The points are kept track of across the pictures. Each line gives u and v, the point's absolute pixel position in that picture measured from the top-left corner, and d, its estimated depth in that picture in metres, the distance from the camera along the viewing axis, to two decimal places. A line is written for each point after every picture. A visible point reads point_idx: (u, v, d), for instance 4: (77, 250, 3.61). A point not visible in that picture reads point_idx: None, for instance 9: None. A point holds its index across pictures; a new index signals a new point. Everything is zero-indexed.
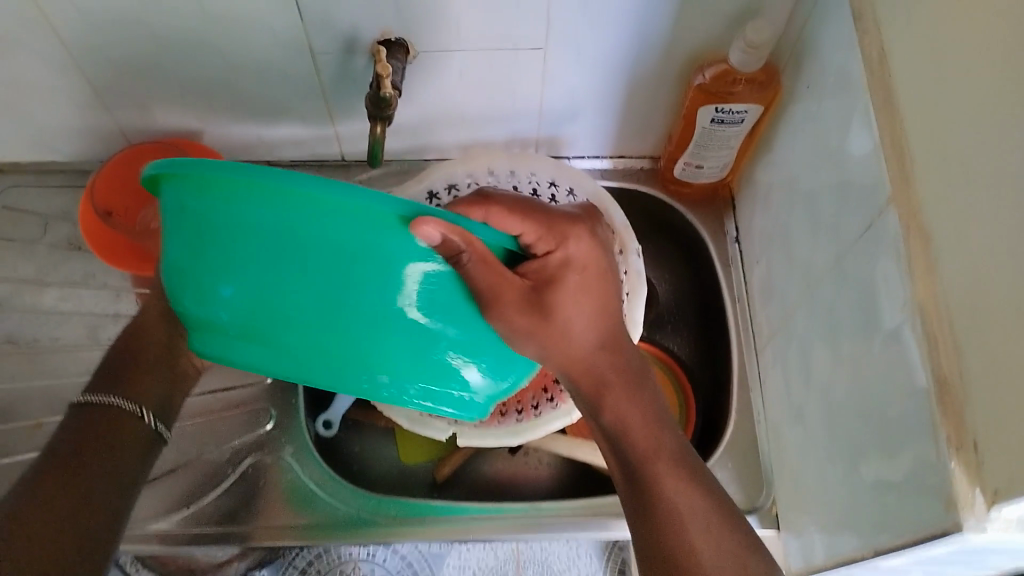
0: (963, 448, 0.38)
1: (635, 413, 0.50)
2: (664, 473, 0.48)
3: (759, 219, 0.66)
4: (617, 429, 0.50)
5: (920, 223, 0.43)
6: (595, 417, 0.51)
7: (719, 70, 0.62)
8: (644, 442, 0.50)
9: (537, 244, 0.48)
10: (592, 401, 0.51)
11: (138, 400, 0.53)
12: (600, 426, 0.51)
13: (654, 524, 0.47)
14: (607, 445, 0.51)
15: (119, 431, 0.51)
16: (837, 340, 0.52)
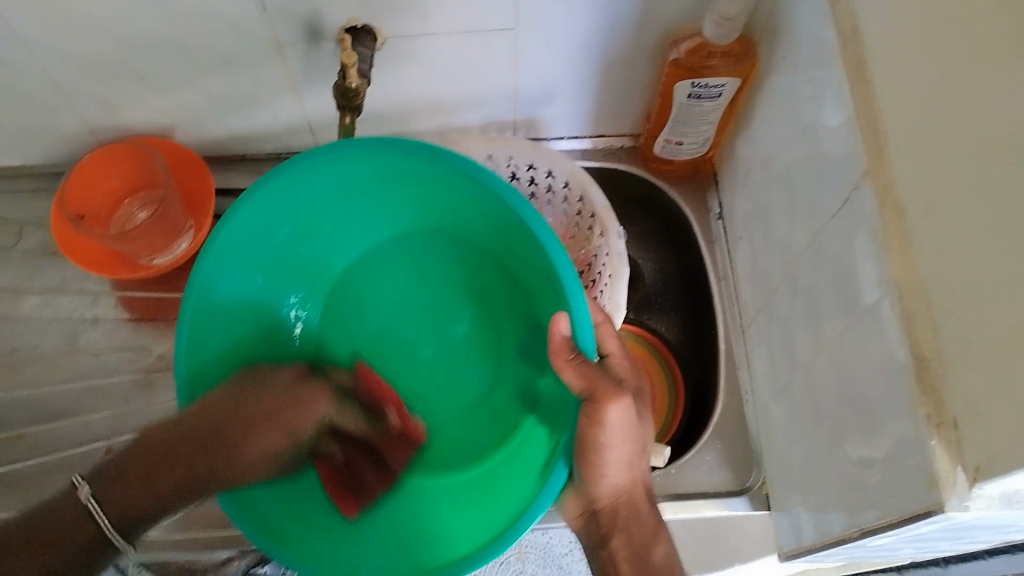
0: (943, 425, 0.37)
1: (649, 530, 0.53)
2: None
3: (741, 196, 0.65)
4: (637, 549, 0.52)
5: (894, 199, 0.41)
6: (606, 544, 0.53)
7: (693, 44, 0.60)
8: (660, 560, 0.51)
9: (609, 345, 0.55)
10: (607, 525, 0.53)
11: (109, 511, 0.49)
12: (605, 552, 0.53)
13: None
14: (602, 569, 0.53)
15: (62, 522, 0.48)
16: (818, 316, 0.51)
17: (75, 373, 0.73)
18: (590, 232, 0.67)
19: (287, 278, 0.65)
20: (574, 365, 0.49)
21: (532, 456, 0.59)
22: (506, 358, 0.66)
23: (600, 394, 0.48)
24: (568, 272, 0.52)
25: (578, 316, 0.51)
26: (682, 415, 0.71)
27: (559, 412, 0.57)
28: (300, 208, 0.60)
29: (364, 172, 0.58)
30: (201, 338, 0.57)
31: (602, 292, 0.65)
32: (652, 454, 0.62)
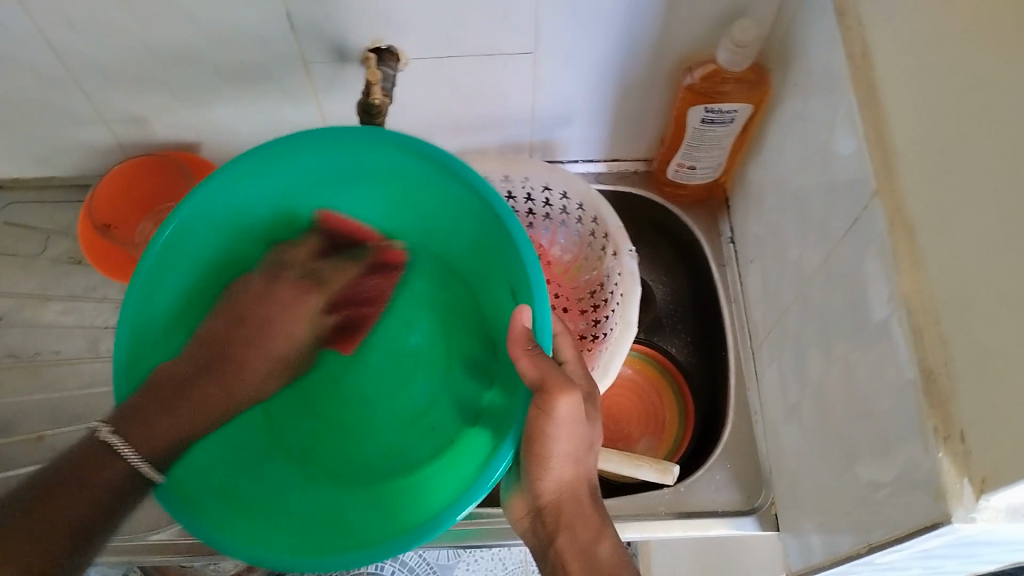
0: (951, 438, 0.38)
1: (593, 528, 0.52)
2: None
3: (754, 220, 0.66)
4: (582, 547, 0.51)
5: (905, 217, 0.42)
6: (551, 545, 0.52)
7: (707, 71, 0.61)
8: (607, 558, 0.51)
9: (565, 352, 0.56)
10: (552, 527, 0.53)
11: (136, 445, 0.51)
12: (552, 552, 0.52)
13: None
14: (551, 571, 0.52)
15: (90, 465, 0.49)
16: (829, 334, 0.52)
17: (96, 380, 0.74)
18: (602, 252, 0.69)
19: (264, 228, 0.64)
20: (531, 354, 0.50)
21: (465, 461, 0.58)
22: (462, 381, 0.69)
23: (552, 383, 0.48)
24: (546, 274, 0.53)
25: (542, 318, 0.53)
26: (690, 440, 0.71)
27: (501, 419, 0.57)
28: (287, 182, 0.60)
29: (359, 161, 0.59)
30: (157, 265, 0.57)
31: (612, 312, 0.66)
32: (659, 470, 0.63)
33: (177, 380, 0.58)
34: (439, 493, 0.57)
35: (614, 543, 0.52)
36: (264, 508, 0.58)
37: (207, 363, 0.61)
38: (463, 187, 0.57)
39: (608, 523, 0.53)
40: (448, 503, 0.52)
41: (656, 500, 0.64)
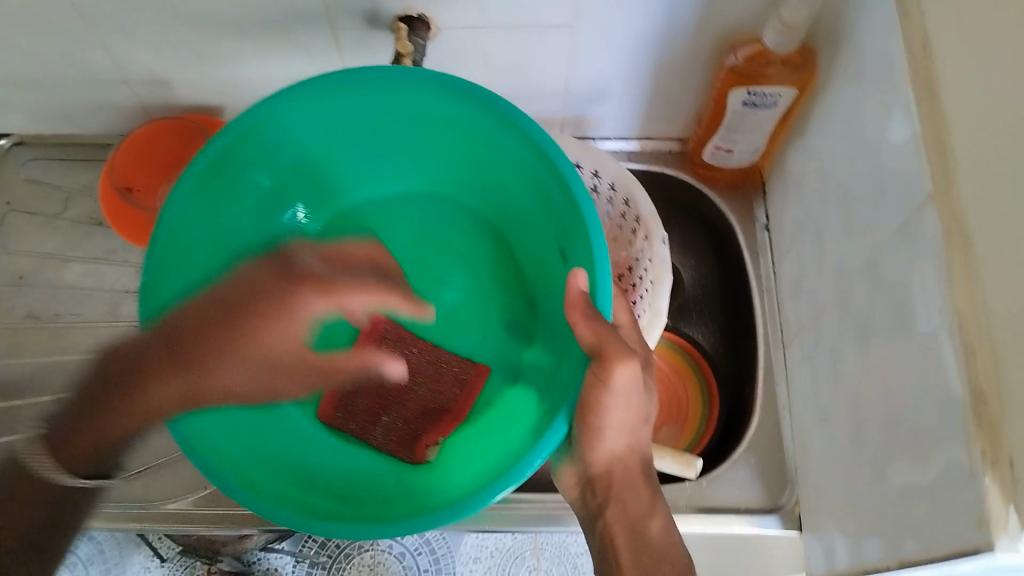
0: (999, 463, 0.36)
1: (643, 504, 0.52)
2: (669, 563, 0.50)
3: (792, 206, 0.64)
4: (633, 525, 0.51)
5: (960, 224, 0.40)
6: (599, 515, 0.52)
7: (752, 52, 0.59)
8: (656, 535, 0.51)
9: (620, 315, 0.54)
10: (603, 499, 0.52)
11: (67, 455, 0.47)
12: (601, 524, 0.52)
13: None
14: (599, 541, 0.52)
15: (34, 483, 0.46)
16: (868, 335, 0.50)
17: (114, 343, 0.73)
18: (632, 236, 0.67)
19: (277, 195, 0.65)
20: (589, 321, 0.48)
21: (518, 429, 0.57)
22: (491, 331, 0.68)
23: (610, 352, 0.47)
24: (594, 224, 0.52)
25: (600, 279, 0.51)
26: (714, 432, 0.70)
27: (546, 379, 0.60)
28: (312, 131, 0.60)
29: (394, 110, 0.59)
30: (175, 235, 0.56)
31: (641, 297, 0.64)
32: (682, 462, 0.62)
33: (135, 342, 0.50)
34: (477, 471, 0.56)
35: (665, 521, 0.52)
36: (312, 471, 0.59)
37: (153, 347, 0.50)
38: (505, 137, 0.57)
39: (659, 497, 0.53)
40: (490, 480, 0.51)
41: (677, 495, 0.63)
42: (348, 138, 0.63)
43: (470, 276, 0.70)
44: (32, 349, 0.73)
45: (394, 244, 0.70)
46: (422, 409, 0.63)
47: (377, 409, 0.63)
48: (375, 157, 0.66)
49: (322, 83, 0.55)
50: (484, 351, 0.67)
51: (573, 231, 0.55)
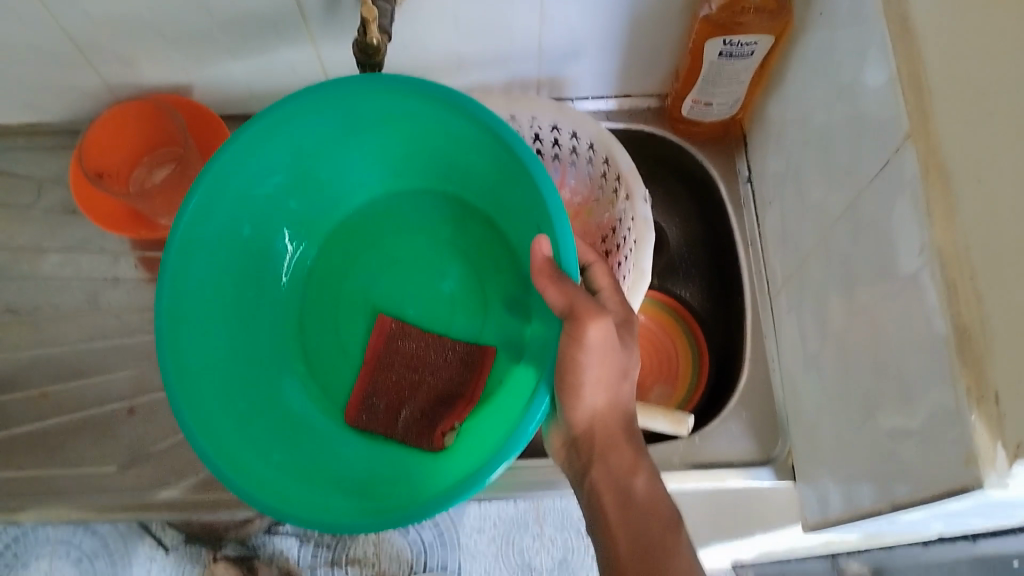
0: (984, 399, 0.36)
1: (626, 458, 0.51)
2: (653, 517, 0.49)
3: (773, 157, 0.63)
4: (616, 480, 0.50)
5: (938, 162, 0.39)
6: (584, 474, 0.52)
7: (725, 0, 0.57)
8: (642, 491, 0.50)
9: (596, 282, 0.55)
10: (587, 457, 0.52)
11: None
12: (587, 482, 0.52)
13: (639, 548, 0.47)
14: (587, 499, 0.52)
15: None
16: (851, 281, 0.50)
17: (97, 332, 0.73)
18: (614, 195, 0.66)
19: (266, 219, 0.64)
20: (556, 284, 0.49)
21: (511, 399, 0.58)
22: (494, 311, 0.65)
23: (581, 311, 0.48)
24: (553, 196, 0.53)
25: (564, 241, 0.52)
26: (703, 392, 0.70)
27: (544, 355, 0.57)
28: (281, 147, 0.60)
29: (355, 110, 0.58)
30: (177, 282, 0.57)
31: (626, 257, 0.63)
32: (674, 421, 0.62)
33: None
34: (476, 448, 0.57)
35: (650, 476, 0.50)
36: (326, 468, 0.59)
37: None
38: (466, 120, 0.57)
39: (645, 455, 0.52)
40: (489, 455, 0.53)
41: (670, 452, 0.63)
42: (320, 146, 0.62)
43: (466, 257, 0.67)
44: (16, 345, 0.73)
45: (390, 241, 0.68)
46: (435, 398, 0.62)
47: (397, 406, 0.62)
48: (352, 162, 0.65)
49: (287, 103, 0.56)
50: (492, 331, 0.64)
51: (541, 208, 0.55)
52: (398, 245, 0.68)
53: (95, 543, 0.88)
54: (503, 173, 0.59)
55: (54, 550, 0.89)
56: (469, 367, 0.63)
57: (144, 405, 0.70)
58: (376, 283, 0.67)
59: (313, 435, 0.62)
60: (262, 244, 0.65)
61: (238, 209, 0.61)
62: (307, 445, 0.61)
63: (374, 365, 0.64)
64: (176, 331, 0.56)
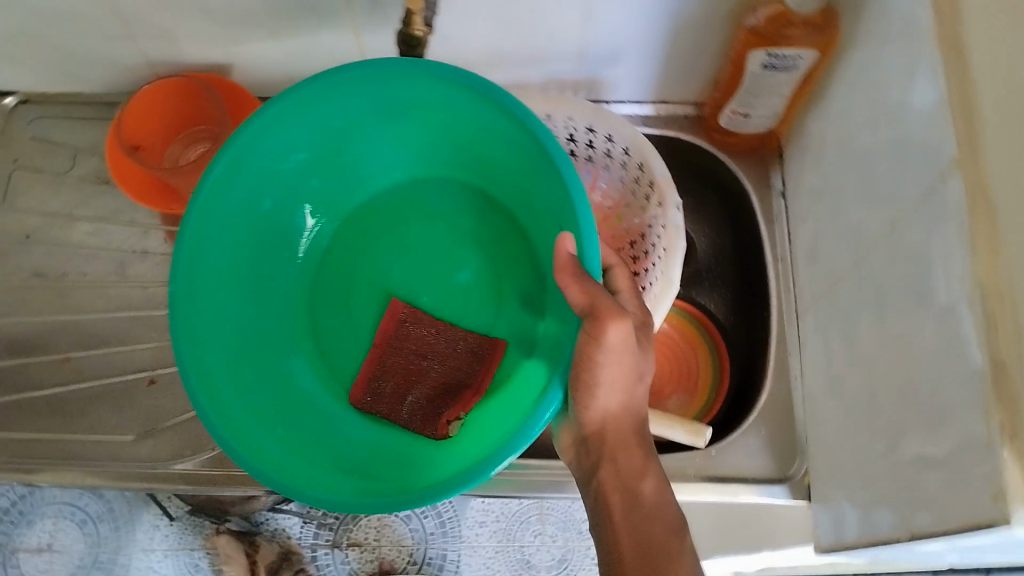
0: (1018, 436, 0.36)
1: (636, 461, 0.51)
2: (660, 522, 0.49)
3: (810, 173, 0.63)
4: (625, 482, 0.50)
5: (986, 194, 0.39)
6: (592, 473, 0.52)
7: (772, 12, 0.57)
8: (649, 495, 0.50)
9: (616, 280, 0.55)
10: (598, 455, 0.52)
11: None
12: (595, 481, 0.52)
13: (643, 552, 0.47)
14: (592, 498, 0.52)
15: None
16: (884, 306, 0.49)
17: (120, 304, 0.73)
18: (646, 201, 0.66)
19: (283, 199, 0.64)
20: (579, 282, 0.48)
21: (522, 394, 0.58)
22: (507, 305, 0.64)
23: (603, 312, 0.47)
24: (579, 194, 0.53)
25: (588, 241, 0.51)
26: (721, 403, 0.69)
27: (558, 352, 0.56)
28: (305, 127, 0.59)
29: (381, 93, 0.58)
30: (195, 256, 0.57)
31: (654, 264, 0.63)
32: (692, 431, 0.63)
33: None
34: (484, 441, 0.56)
35: (658, 481, 0.50)
36: (331, 454, 0.59)
37: None
38: (495, 110, 0.56)
39: (653, 458, 0.52)
40: (495, 447, 0.52)
41: (686, 463, 0.63)
42: (342, 128, 0.61)
43: (485, 249, 0.66)
44: (40, 309, 0.74)
45: (408, 231, 0.67)
46: (441, 388, 0.61)
47: (403, 390, 0.62)
48: (374, 147, 0.64)
49: (312, 82, 0.56)
50: (504, 325, 0.64)
51: (568, 205, 0.54)
52: (416, 236, 0.67)
53: (101, 507, 0.95)
54: (526, 166, 0.58)
55: (58, 511, 0.95)
56: (478, 360, 0.62)
57: (165, 376, 0.71)
58: (391, 272, 0.66)
59: (317, 415, 0.62)
60: (280, 221, 0.64)
61: (256, 188, 0.61)
62: (311, 425, 0.61)
63: (382, 351, 0.63)
64: (189, 305, 0.56)
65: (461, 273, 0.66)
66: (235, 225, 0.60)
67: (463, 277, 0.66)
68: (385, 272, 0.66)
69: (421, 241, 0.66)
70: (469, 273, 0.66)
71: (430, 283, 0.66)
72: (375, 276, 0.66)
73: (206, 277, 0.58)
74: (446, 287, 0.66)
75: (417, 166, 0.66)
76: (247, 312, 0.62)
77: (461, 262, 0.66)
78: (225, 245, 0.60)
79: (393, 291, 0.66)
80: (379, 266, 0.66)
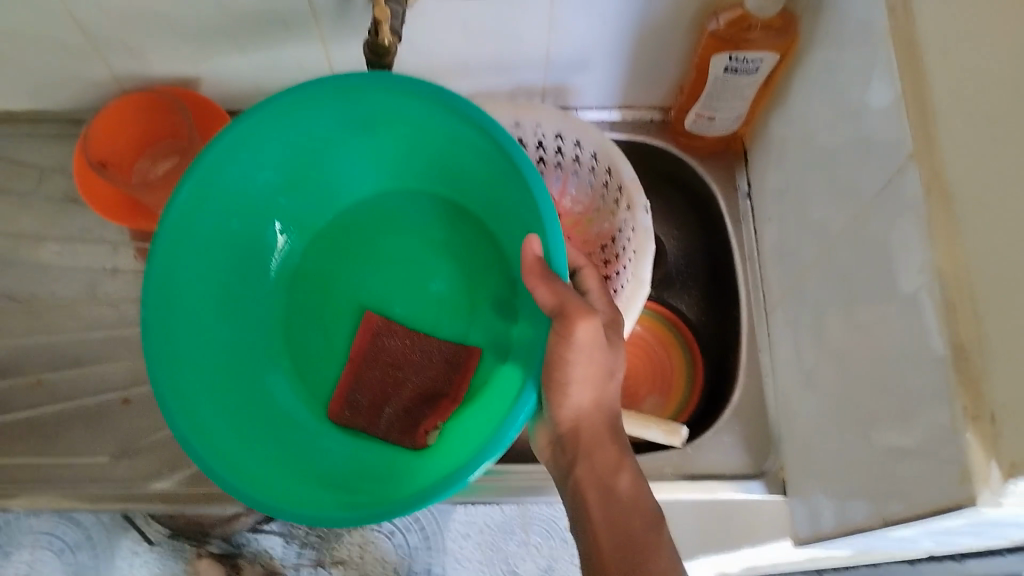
0: (980, 418, 0.36)
1: (611, 457, 0.51)
2: (638, 515, 0.49)
3: (774, 173, 0.64)
4: (601, 478, 0.51)
5: (941, 183, 0.40)
6: (568, 472, 0.52)
7: (734, 16, 0.58)
8: (626, 489, 0.50)
9: (585, 281, 0.56)
10: (572, 454, 0.52)
11: None
12: (571, 479, 0.52)
13: (621, 546, 0.48)
14: (570, 497, 0.52)
15: None
16: (850, 299, 0.50)
17: (93, 323, 0.73)
18: (616, 205, 0.66)
19: (255, 217, 0.64)
20: (548, 282, 0.49)
21: (497, 400, 0.58)
22: (481, 314, 0.64)
23: (571, 311, 0.48)
24: (542, 199, 0.54)
25: (555, 244, 0.52)
26: (695, 403, 0.70)
27: (530, 355, 0.57)
28: (273, 143, 0.60)
29: (347, 105, 0.58)
30: (166, 275, 0.57)
31: (625, 267, 0.64)
32: (668, 431, 0.63)
33: None
34: (462, 448, 0.56)
35: (633, 476, 0.51)
36: (309, 470, 0.59)
37: None
38: (461, 119, 0.57)
39: (628, 455, 0.52)
40: (472, 455, 0.53)
41: (663, 463, 0.64)
42: (311, 142, 0.62)
43: (459, 259, 0.66)
44: (13, 330, 0.73)
45: (382, 244, 0.67)
46: (419, 397, 0.61)
47: (381, 403, 0.62)
48: (343, 161, 0.64)
49: (278, 99, 0.56)
50: (478, 333, 0.64)
51: (535, 209, 0.55)
52: (389, 248, 0.67)
53: None
54: (495, 176, 0.59)
55: None
56: (455, 369, 0.62)
57: (139, 396, 0.70)
58: (365, 286, 0.66)
59: (297, 433, 0.62)
60: (257, 239, 0.65)
61: (227, 206, 0.61)
62: (291, 442, 0.61)
63: (359, 364, 0.63)
64: (162, 323, 0.56)
65: (435, 283, 0.66)
66: (207, 243, 0.60)
67: (438, 288, 0.66)
68: (359, 285, 0.66)
69: (395, 254, 0.66)
70: (443, 283, 0.66)
71: (405, 295, 0.66)
72: (349, 290, 0.66)
73: (181, 296, 0.58)
74: (421, 298, 0.66)
75: (388, 179, 0.66)
76: (222, 331, 0.62)
77: (434, 273, 0.66)
78: (198, 266, 0.60)
79: (367, 304, 0.65)
80: (352, 280, 0.66)
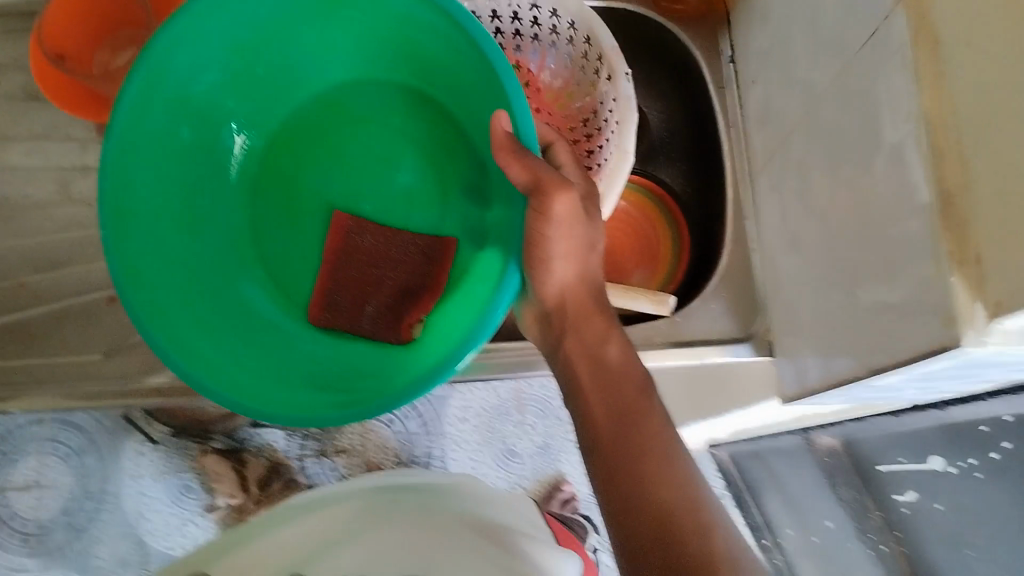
0: (966, 262, 0.36)
1: (596, 329, 0.52)
2: (628, 383, 0.50)
3: (758, 32, 0.62)
4: (591, 351, 0.51)
5: (928, 25, 0.39)
6: (560, 348, 0.53)
7: None
8: (615, 358, 0.50)
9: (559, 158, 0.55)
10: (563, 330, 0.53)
11: None
12: (562, 355, 0.53)
13: (615, 414, 0.49)
14: (563, 372, 0.53)
15: None
16: (835, 154, 0.50)
17: (71, 224, 0.72)
18: (595, 76, 0.65)
19: (206, 120, 0.62)
20: (520, 159, 0.48)
21: (477, 288, 0.58)
22: (453, 202, 0.63)
23: (547, 184, 0.48)
24: (507, 74, 0.53)
25: (523, 117, 0.51)
26: (682, 275, 0.71)
27: (512, 239, 0.57)
28: (219, 35, 0.58)
29: None
30: (122, 181, 0.55)
31: (608, 140, 0.62)
32: (656, 302, 0.63)
33: None
34: (444, 341, 0.56)
35: (621, 344, 0.51)
36: (291, 373, 0.58)
37: None
38: None
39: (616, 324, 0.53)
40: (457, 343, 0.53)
41: (652, 333, 0.64)
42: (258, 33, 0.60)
43: (424, 149, 0.65)
44: None
45: (341, 140, 0.65)
46: (399, 291, 0.60)
47: (362, 300, 0.61)
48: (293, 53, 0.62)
49: None
50: (453, 222, 0.63)
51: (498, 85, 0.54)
52: (350, 142, 0.65)
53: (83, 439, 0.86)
54: (459, 55, 0.58)
55: (41, 447, 0.86)
56: (432, 261, 0.61)
57: None
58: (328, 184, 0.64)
59: (274, 338, 0.61)
60: (209, 144, 0.62)
61: (177, 107, 0.59)
62: (270, 348, 0.60)
63: (332, 263, 0.62)
64: (123, 231, 0.55)
65: (402, 175, 0.64)
66: (160, 147, 0.58)
67: (404, 179, 0.64)
68: (322, 183, 0.64)
69: (356, 148, 0.65)
70: (410, 174, 0.64)
71: (372, 189, 0.64)
72: (312, 188, 0.64)
73: (138, 209, 0.57)
74: (388, 192, 0.64)
75: (340, 70, 0.65)
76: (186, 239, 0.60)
77: (400, 165, 0.64)
78: (151, 177, 0.58)
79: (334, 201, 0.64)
80: (315, 179, 0.64)
